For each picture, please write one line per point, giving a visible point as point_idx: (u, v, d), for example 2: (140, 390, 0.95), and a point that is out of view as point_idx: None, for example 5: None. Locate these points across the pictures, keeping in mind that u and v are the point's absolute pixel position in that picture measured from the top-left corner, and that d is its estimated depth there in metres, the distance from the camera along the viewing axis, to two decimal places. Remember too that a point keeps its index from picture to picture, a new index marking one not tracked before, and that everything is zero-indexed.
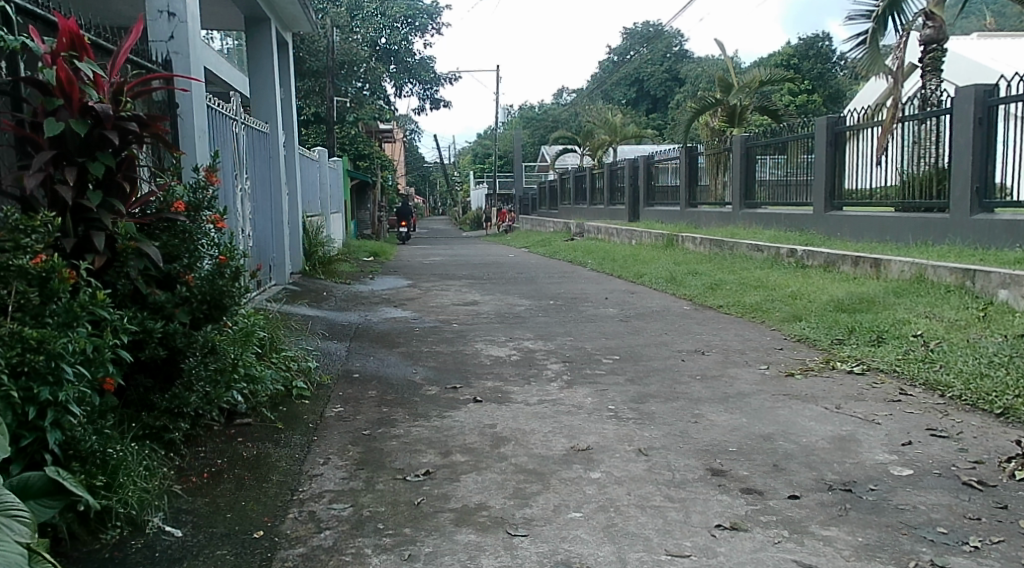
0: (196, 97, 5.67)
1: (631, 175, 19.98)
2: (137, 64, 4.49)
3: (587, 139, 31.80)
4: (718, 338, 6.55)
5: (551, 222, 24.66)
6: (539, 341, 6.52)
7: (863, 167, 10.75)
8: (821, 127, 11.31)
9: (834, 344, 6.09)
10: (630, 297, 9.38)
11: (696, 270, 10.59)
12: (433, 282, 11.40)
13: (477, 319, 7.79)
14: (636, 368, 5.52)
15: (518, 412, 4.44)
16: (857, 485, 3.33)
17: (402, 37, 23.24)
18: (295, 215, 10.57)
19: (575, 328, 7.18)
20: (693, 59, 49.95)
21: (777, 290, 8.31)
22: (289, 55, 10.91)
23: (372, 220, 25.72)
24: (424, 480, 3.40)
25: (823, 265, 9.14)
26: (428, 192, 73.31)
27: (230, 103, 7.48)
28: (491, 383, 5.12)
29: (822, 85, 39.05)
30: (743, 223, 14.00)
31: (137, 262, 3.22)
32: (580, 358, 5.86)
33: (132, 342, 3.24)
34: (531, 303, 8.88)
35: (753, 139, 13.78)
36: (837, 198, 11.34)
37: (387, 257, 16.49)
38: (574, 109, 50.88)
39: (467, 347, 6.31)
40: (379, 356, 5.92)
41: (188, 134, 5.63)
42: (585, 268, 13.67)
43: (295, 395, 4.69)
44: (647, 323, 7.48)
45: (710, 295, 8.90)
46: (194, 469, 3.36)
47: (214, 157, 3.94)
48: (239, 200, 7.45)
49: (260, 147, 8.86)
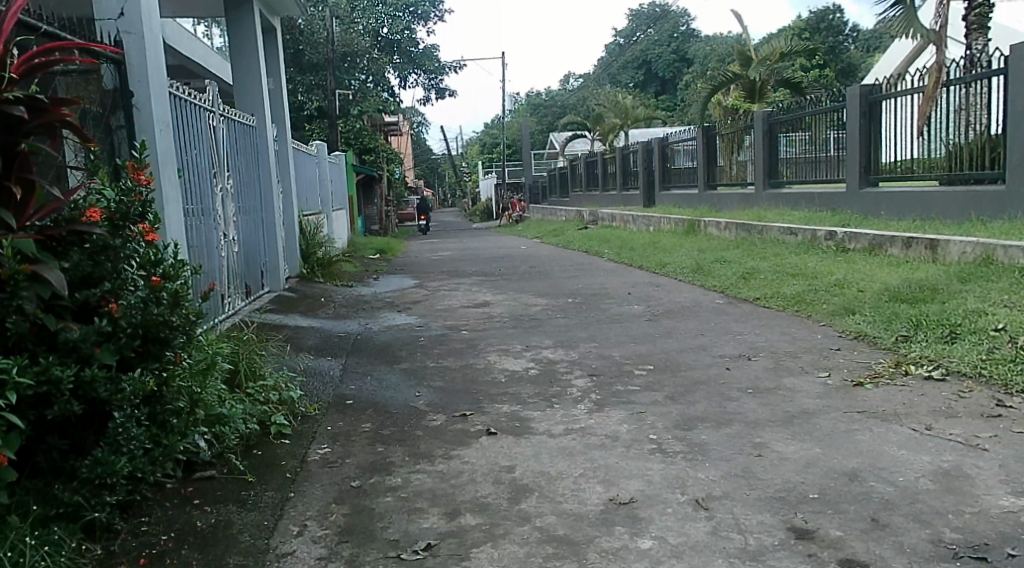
0: (155, 85, 4.98)
1: (645, 159, 19.17)
2: (52, 35, 3.72)
3: (597, 123, 30.98)
4: (764, 339, 5.75)
5: (563, 210, 23.94)
6: (561, 350, 5.73)
7: (900, 139, 9.89)
8: (854, 96, 10.48)
9: (901, 343, 5.28)
10: (655, 292, 8.58)
11: (725, 257, 9.79)
12: (442, 281, 10.63)
13: (490, 324, 7.01)
14: (675, 382, 4.73)
15: (540, 448, 3.67)
16: (991, 551, 2.56)
17: (405, 26, 22.30)
18: (290, 214, 9.83)
19: (598, 331, 6.39)
20: (702, 39, 49.02)
21: (821, 278, 7.49)
22: (277, 42, 10.10)
23: (380, 216, 25.11)
24: (424, 559, 2.66)
25: (868, 248, 8.30)
26: (437, 183, 72.68)
27: (207, 94, 6.74)
28: (507, 408, 4.33)
29: (835, 58, 38.10)
30: (769, 204, 13.16)
31: (32, 290, 2.50)
32: (608, 371, 5.06)
33: (35, 397, 2.48)
34: (547, 303, 8.11)
35: (776, 115, 12.92)
36: (873, 173, 10.52)
37: (394, 254, 15.78)
38: (581, 95, 50.03)
39: (478, 360, 5.53)
40: (377, 377, 5.14)
41: (144, 126, 4.89)
42: (602, 259, 12.89)
43: (273, 434, 3.94)
44: (679, 322, 6.68)
45: (743, 285, 8.11)
46: (126, 557, 2.66)
47: (145, 144, 3.23)
48: (218, 202, 6.70)
49: (246, 141, 8.14)
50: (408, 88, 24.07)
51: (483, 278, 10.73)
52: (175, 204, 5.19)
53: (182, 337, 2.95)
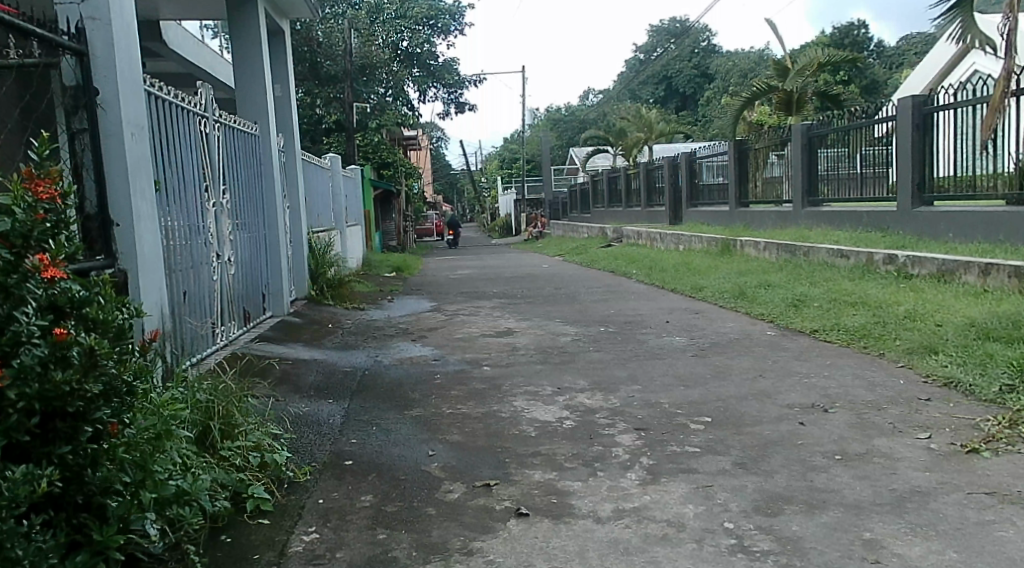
0: (126, 80, 4.29)
1: (672, 175, 18.35)
2: None
3: (620, 138, 30.27)
4: (837, 385, 4.91)
5: (585, 227, 23.14)
6: (599, 394, 4.92)
7: (960, 154, 9.06)
8: (907, 107, 9.65)
9: (1006, 392, 4.44)
10: (695, 320, 7.77)
11: (768, 281, 8.94)
12: (460, 304, 9.84)
13: (515, 358, 6.21)
14: (743, 442, 3.91)
15: (586, 541, 2.89)
16: None
17: (425, 39, 21.43)
18: (296, 231, 9.05)
19: (640, 370, 5.57)
20: (725, 54, 48.37)
21: (886, 308, 6.65)
22: (284, 46, 9.36)
23: (397, 231, 24.47)
24: None
25: (936, 274, 7.45)
26: (454, 198, 72.10)
27: (197, 96, 5.96)
28: (540, 476, 3.53)
29: (862, 74, 37.04)
30: (807, 224, 12.30)
31: None
32: (659, 425, 4.24)
33: None
34: (577, 332, 7.30)
35: (816, 128, 12.05)
36: (927, 191, 9.65)
37: (410, 271, 15.01)
38: (602, 110, 49.38)
39: (502, 407, 4.72)
40: (383, 427, 4.34)
41: (109, 131, 4.16)
42: (630, 280, 12.06)
43: (249, 512, 3.15)
44: (730, 359, 5.85)
45: (796, 315, 7.27)
46: None
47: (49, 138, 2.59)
48: (210, 217, 5.95)
49: (247, 150, 7.40)
50: (427, 102, 23.29)
51: (505, 301, 9.94)
52: (150, 220, 4.44)
53: (112, 402, 2.40)
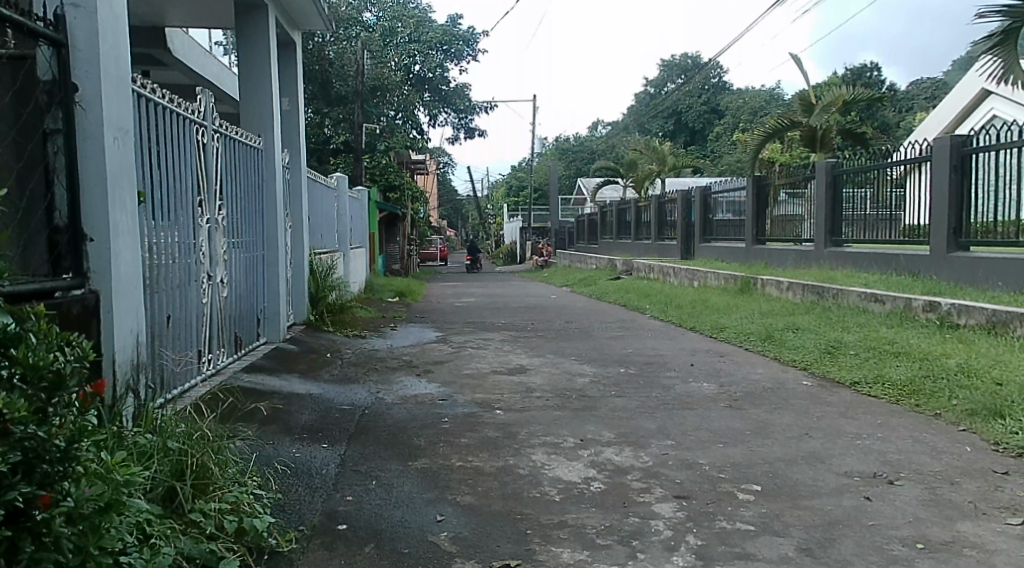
0: (112, 78, 3.77)
1: (685, 208, 17.80)
2: None
3: (630, 170, 29.81)
4: (897, 450, 4.35)
5: (592, 258, 22.60)
6: (628, 449, 4.36)
7: (1000, 198, 8.54)
8: (944, 147, 9.15)
9: None
10: (722, 364, 7.20)
11: (795, 325, 8.38)
12: (467, 335, 9.28)
13: (530, 400, 5.66)
14: (804, 519, 3.36)
15: None
16: None
17: (438, 64, 21.08)
18: (297, 251, 8.52)
19: (671, 421, 5.01)
20: (737, 91, 48.12)
21: (935, 360, 6.09)
22: (296, 59, 8.85)
23: (400, 255, 23.94)
24: None
25: (985, 325, 6.89)
26: (459, 223, 71.74)
27: (196, 102, 5.45)
28: (568, 558, 2.99)
29: (875, 116, 36.58)
30: (829, 264, 11.73)
31: None
32: (702, 492, 3.68)
33: None
34: (595, 373, 6.75)
35: (842, 165, 11.53)
36: (964, 235, 9.11)
37: (414, 297, 14.46)
38: (611, 142, 49.10)
39: (520, 461, 4.16)
40: (382, 481, 3.78)
41: (87, 132, 3.64)
42: (643, 316, 11.51)
43: None
44: (769, 412, 5.30)
45: (833, 363, 6.71)
46: None
47: None
48: (202, 233, 5.41)
49: (249, 164, 6.89)
50: (437, 126, 22.88)
51: (514, 334, 9.38)
52: (132, 237, 3.92)
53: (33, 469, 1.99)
